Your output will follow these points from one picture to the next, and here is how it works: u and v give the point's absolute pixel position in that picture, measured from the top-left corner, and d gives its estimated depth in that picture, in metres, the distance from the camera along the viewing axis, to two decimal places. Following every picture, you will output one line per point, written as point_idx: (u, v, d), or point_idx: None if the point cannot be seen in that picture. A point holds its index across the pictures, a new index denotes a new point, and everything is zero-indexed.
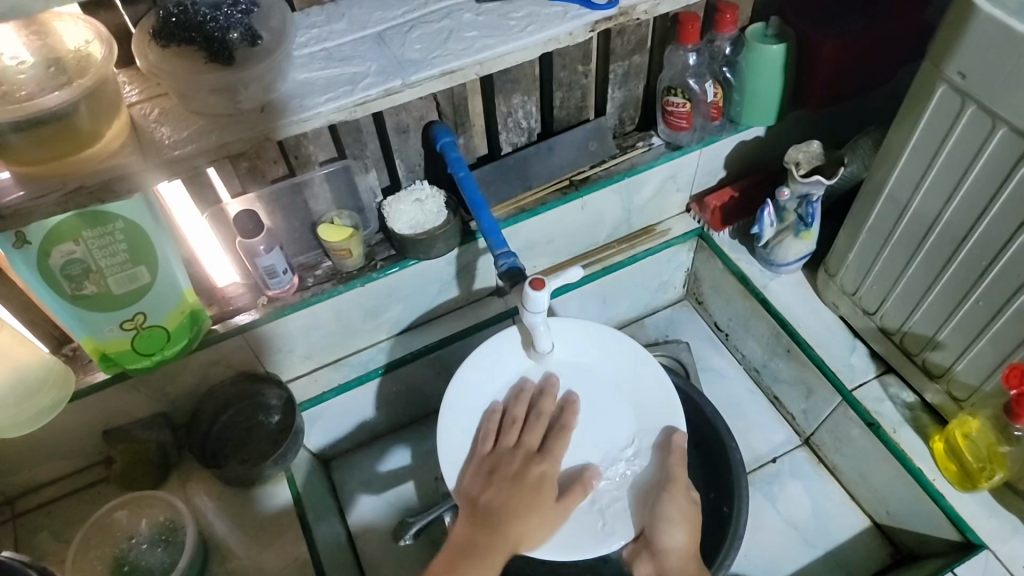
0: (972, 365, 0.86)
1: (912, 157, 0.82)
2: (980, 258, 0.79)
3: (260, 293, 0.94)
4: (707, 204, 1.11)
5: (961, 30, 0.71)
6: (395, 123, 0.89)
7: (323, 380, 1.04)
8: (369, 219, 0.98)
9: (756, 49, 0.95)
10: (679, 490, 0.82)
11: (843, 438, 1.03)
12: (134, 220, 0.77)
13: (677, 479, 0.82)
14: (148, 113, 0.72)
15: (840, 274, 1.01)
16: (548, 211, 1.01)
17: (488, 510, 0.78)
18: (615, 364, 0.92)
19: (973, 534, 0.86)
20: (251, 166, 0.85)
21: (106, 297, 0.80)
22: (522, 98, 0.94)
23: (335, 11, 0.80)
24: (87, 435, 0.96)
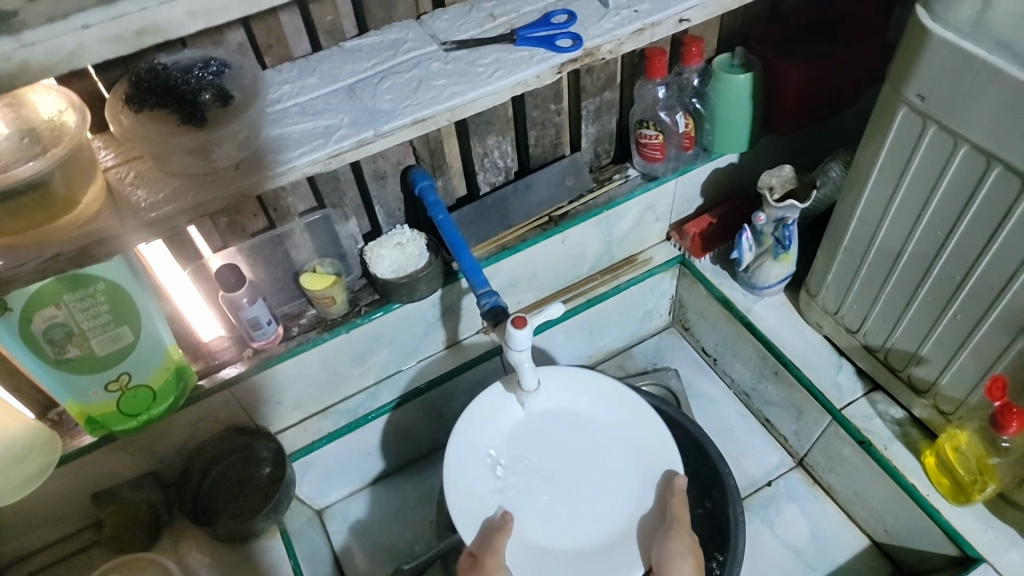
0: (956, 378, 0.86)
1: (881, 177, 0.84)
2: (953, 273, 0.80)
3: (246, 345, 0.94)
4: (686, 231, 1.13)
5: (918, 55, 0.73)
6: (372, 170, 0.90)
7: (312, 429, 1.04)
8: (352, 265, 0.98)
9: (724, 79, 0.97)
10: (684, 526, 0.81)
11: (836, 458, 1.02)
12: (115, 280, 0.77)
13: (681, 517, 0.82)
14: (124, 176, 0.73)
15: (821, 294, 1.01)
16: (528, 247, 1.02)
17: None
18: (612, 408, 0.93)
19: (970, 547, 0.86)
20: (230, 221, 0.86)
21: (90, 359, 0.79)
22: (496, 138, 0.95)
23: (306, 66, 0.82)
24: (75, 499, 0.95)
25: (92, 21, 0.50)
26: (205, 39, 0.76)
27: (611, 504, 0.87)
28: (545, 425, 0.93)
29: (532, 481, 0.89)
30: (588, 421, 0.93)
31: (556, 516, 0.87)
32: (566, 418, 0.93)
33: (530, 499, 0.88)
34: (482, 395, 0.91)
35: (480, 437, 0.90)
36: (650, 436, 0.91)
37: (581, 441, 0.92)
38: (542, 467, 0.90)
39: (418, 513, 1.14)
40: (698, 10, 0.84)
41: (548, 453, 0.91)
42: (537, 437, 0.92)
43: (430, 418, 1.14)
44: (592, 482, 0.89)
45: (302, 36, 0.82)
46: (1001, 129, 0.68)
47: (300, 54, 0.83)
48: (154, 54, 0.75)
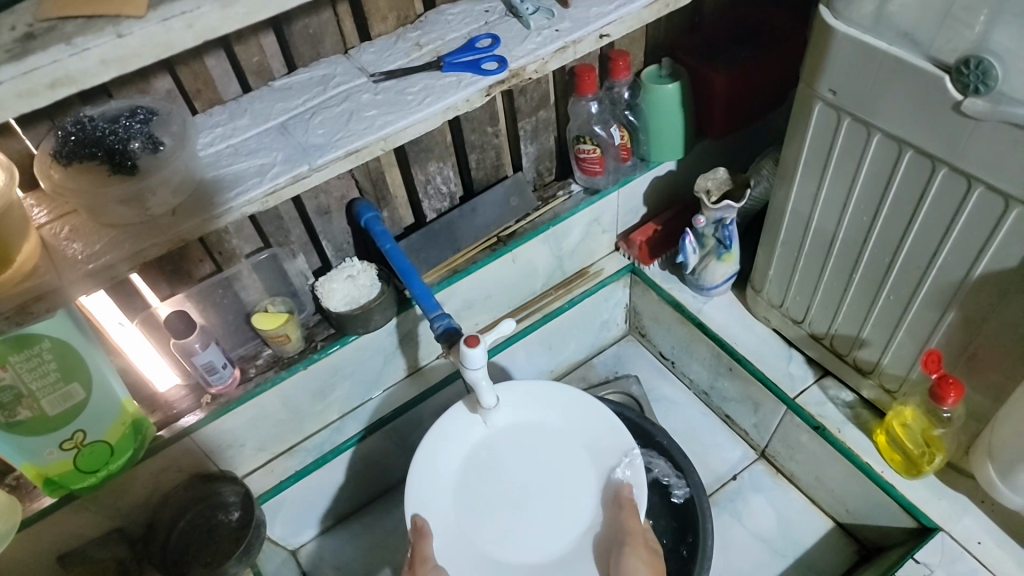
0: (897, 357, 0.89)
1: (806, 170, 0.87)
2: (882, 257, 0.84)
3: (203, 392, 0.94)
4: (633, 241, 1.15)
5: (824, 51, 0.76)
6: (315, 206, 0.91)
7: (279, 469, 1.04)
8: (304, 301, 0.99)
9: (653, 90, 1.00)
10: (636, 539, 0.82)
11: (795, 445, 1.05)
12: (61, 336, 0.77)
13: (632, 532, 0.83)
14: (58, 232, 0.73)
15: (766, 288, 1.04)
16: (479, 268, 1.03)
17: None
18: (580, 420, 0.94)
19: (926, 518, 0.89)
20: (176, 268, 0.87)
21: (41, 420, 0.79)
22: (437, 164, 0.97)
23: (237, 108, 0.84)
24: (40, 565, 0.93)
25: (4, 77, 0.51)
26: (131, 88, 0.78)
27: (571, 514, 0.89)
28: (501, 444, 0.94)
29: (491, 502, 0.91)
30: (544, 434, 0.94)
31: (521, 533, 0.89)
32: (523, 435, 0.94)
33: (491, 502, 0.91)
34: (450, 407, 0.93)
35: (434, 468, 0.91)
36: (607, 444, 0.92)
37: (546, 457, 0.93)
38: (500, 476, 0.92)
39: (394, 542, 1.14)
40: (616, 25, 0.87)
41: (505, 473, 0.93)
42: (493, 457, 0.93)
43: (397, 446, 1.14)
44: (552, 493, 0.91)
45: (231, 79, 0.84)
46: (906, 115, 0.72)
47: (231, 97, 0.85)
48: (78, 105, 0.76)
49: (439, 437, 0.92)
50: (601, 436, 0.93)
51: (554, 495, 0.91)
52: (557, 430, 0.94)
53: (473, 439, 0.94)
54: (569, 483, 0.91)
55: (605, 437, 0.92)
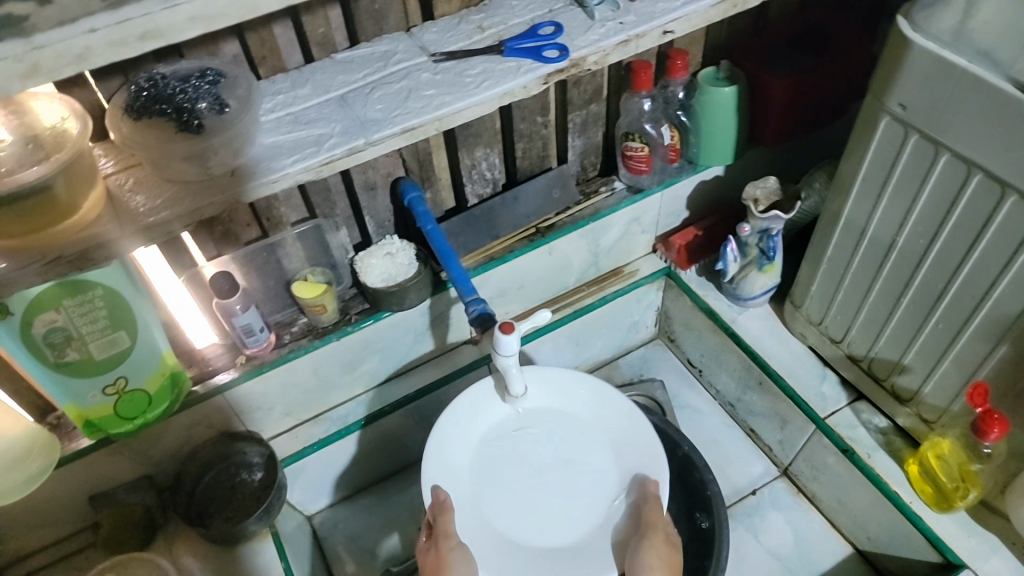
0: (938, 387, 0.87)
1: (863, 185, 0.85)
2: (935, 282, 0.82)
3: (239, 352, 0.97)
4: (672, 243, 1.15)
5: (897, 64, 0.75)
6: (363, 181, 0.93)
7: (304, 436, 1.06)
8: (342, 274, 1.01)
9: (709, 92, 0.99)
10: (657, 533, 0.82)
11: (820, 466, 1.03)
12: (114, 286, 0.80)
13: (653, 524, 0.83)
14: (123, 183, 0.76)
15: (806, 305, 1.03)
16: (516, 257, 1.04)
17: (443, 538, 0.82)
18: (608, 413, 0.95)
19: (953, 554, 0.86)
20: (224, 230, 0.89)
21: (88, 363, 0.82)
22: (485, 150, 0.98)
23: (299, 77, 0.86)
24: (72, 502, 0.97)
25: (97, 25, 0.50)
26: (200, 50, 0.80)
27: (587, 505, 0.89)
28: (524, 428, 0.95)
29: (507, 486, 0.91)
30: (567, 425, 0.95)
31: (532, 519, 0.89)
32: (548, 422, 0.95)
33: (506, 485, 0.91)
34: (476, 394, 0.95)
35: (455, 441, 0.92)
36: (632, 441, 0.92)
37: (568, 448, 0.93)
38: (520, 460, 0.93)
39: (408, 520, 1.16)
40: (682, 22, 0.87)
41: (522, 456, 0.93)
42: (515, 440, 0.94)
43: (419, 425, 1.16)
44: (570, 482, 0.91)
45: (295, 49, 0.86)
46: (977, 135, 0.70)
47: (293, 66, 0.87)
48: (151, 63, 0.79)
49: (463, 408, 0.94)
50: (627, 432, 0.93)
51: (571, 485, 0.91)
52: (580, 422, 0.95)
53: (493, 421, 0.95)
54: (590, 473, 0.91)
55: (629, 435, 0.93)
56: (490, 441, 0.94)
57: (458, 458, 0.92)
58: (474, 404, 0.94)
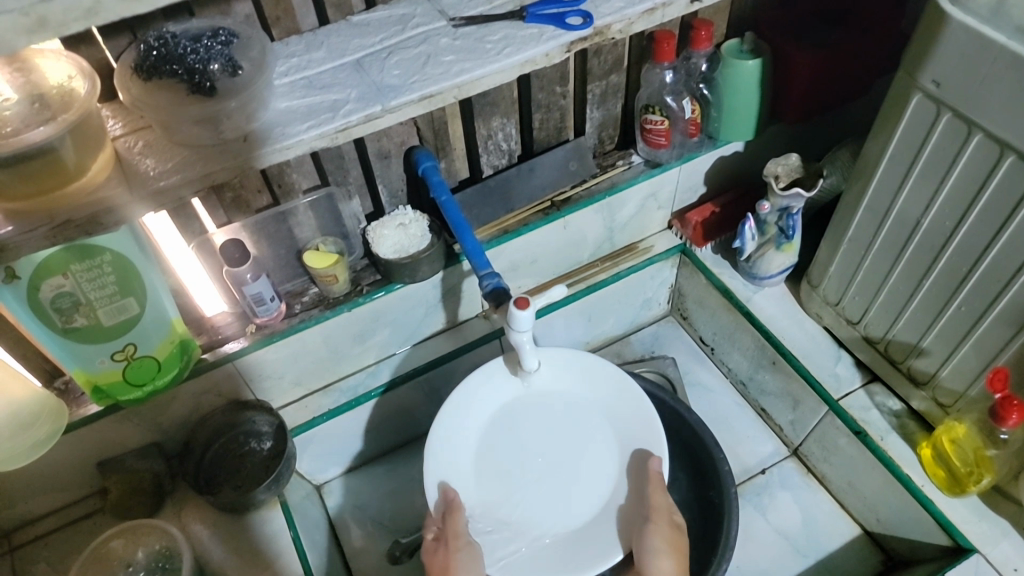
0: (957, 371, 0.86)
1: (890, 165, 0.83)
2: (960, 265, 0.80)
3: (248, 321, 0.96)
4: (688, 220, 1.13)
5: (934, 40, 0.72)
6: (377, 149, 0.91)
7: (313, 406, 1.05)
8: (354, 245, 0.99)
9: (732, 64, 0.96)
10: (659, 516, 0.82)
11: (831, 447, 1.03)
12: (122, 251, 0.78)
13: (656, 507, 0.82)
14: (132, 145, 0.74)
15: (823, 285, 1.01)
16: (530, 231, 1.02)
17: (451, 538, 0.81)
18: (614, 393, 0.94)
19: (963, 538, 0.86)
20: (234, 196, 0.87)
21: (97, 328, 0.81)
22: (501, 120, 0.96)
23: (314, 40, 0.83)
24: (81, 468, 0.96)
25: None
26: (212, 9, 0.77)
27: (591, 487, 0.90)
28: (528, 411, 0.94)
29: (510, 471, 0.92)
30: (572, 407, 0.95)
31: (531, 503, 0.90)
32: (552, 404, 0.95)
33: (508, 467, 0.92)
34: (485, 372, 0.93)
35: (460, 429, 0.92)
36: (636, 420, 0.92)
37: (572, 431, 0.93)
38: (523, 442, 0.93)
39: (416, 491, 1.16)
40: None
41: (527, 437, 0.93)
42: (519, 423, 0.94)
43: (429, 398, 1.15)
44: (572, 467, 0.92)
45: (310, 10, 0.83)
46: (1014, 115, 0.67)
47: (307, 28, 0.84)
48: (161, 21, 0.76)
49: (470, 390, 0.92)
50: (628, 413, 0.93)
51: (572, 471, 0.92)
52: (585, 405, 0.94)
53: (500, 400, 0.94)
54: (591, 458, 0.92)
55: (632, 419, 0.92)
56: (495, 422, 0.94)
57: (463, 437, 0.92)
58: (480, 380, 0.93)
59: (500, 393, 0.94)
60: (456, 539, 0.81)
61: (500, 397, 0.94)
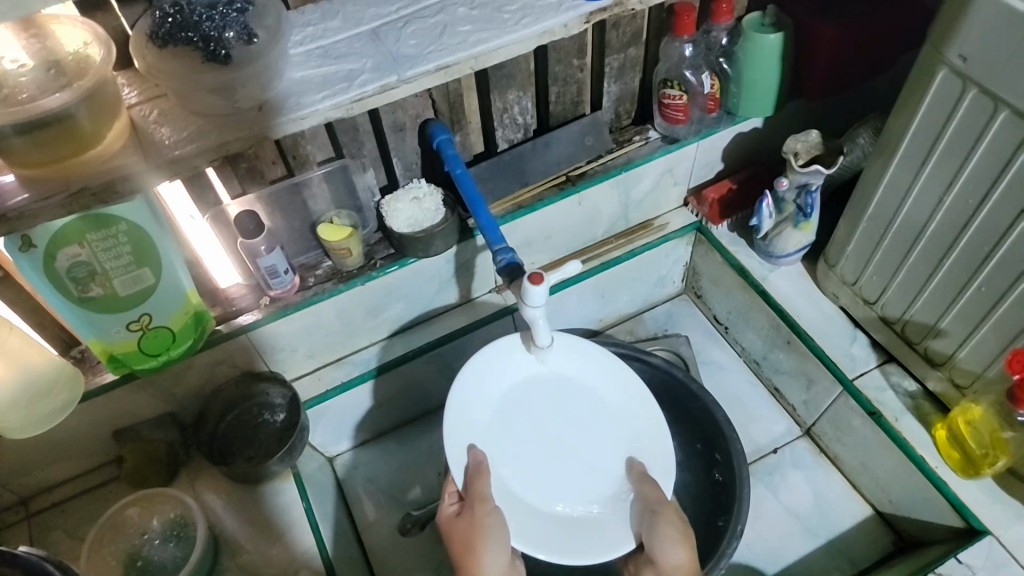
0: (975, 352, 0.85)
1: (913, 142, 0.82)
2: (981, 244, 0.79)
3: (262, 293, 0.96)
4: (705, 197, 1.11)
5: (961, 12, 0.70)
6: (391, 121, 0.90)
7: (326, 378, 1.06)
8: (368, 218, 0.99)
9: (753, 38, 0.94)
10: (665, 509, 0.84)
11: (845, 427, 1.02)
12: (136, 222, 0.78)
13: (660, 502, 0.85)
14: (147, 114, 0.74)
15: (840, 264, 1.00)
16: (545, 206, 1.01)
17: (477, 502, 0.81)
18: (621, 386, 0.95)
19: (976, 520, 0.86)
20: (249, 166, 0.87)
21: (112, 298, 0.81)
22: (518, 93, 0.94)
23: (329, 9, 0.82)
24: (97, 436, 0.97)
25: None
26: None
27: (594, 480, 0.91)
28: (537, 396, 0.94)
29: (518, 457, 0.92)
30: (581, 396, 0.95)
31: (536, 492, 0.90)
32: (561, 390, 0.95)
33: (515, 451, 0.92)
34: (494, 348, 0.92)
35: (472, 405, 0.90)
36: (643, 414, 0.94)
37: (579, 422, 0.94)
38: (530, 427, 0.93)
39: (428, 464, 1.17)
40: None
41: (535, 423, 0.93)
42: (531, 406, 0.94)
43: (442, 373, 1.16)
44: (578, 459, 0.93)
45: None
46: None
47: None
48: None
49: (482, 367, 0.91)
50: (636, 409, 0.94)
51: (577, 462, 0.93)
52: (593, 396, 0.95)
53: (509, 380, 0.93)
54: (597, 451, 0.93)
55: (640, 415, 0.94)
56: (504, 403, 0.93)
57: (474, 413, 0.90)
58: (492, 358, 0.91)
59: (509, 374, 0.93)
60: (477, 509, 0.80)
61: (509, 378, 0.93)
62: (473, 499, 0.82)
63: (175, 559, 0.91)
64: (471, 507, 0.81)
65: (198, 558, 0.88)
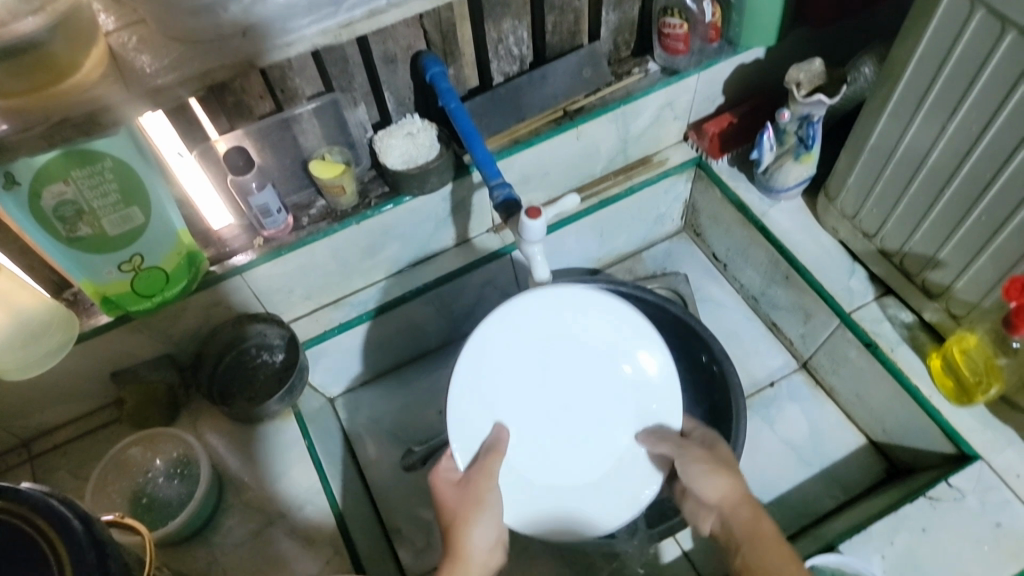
0: (972, 281, 0.85)
1: (918, 69, 0.79)
2: (984, 171, 0.78)
3: (255, 234, 0.94)
4: (705, 130, 1.10)
5: None
6: (382, 52, 0.87)
7: (324, 320, 1.05)
8: (361, 155, 0.97)
9: None
10: (688, 449, 0.83)
11: (841, 359, 1.03)
12: (123, 158, 0.75)
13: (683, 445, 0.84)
14: (126, 41, 0.71)
15: (840, 197, 0.99)
16: (542, 142, 0.98)
17: (472, 484, 0.79)
18: (637, 344, 0.88)
19: (967, 445, 0.88)
20: (237, 101, 0.85)
21: (102, 238, 0.79)
22: (512, 23, 0.91)
23: None
24: (95, 378, 0.97)
25: None
26: None
27: (606, 440, 0.89)
28: (547, 357, 0.87)
29: (526, 422, 0.87)
30: (593, 357, 0.88)
31: (546, 454, 0.88)
32: (572, 352, 0.87)
33: (523, 417, 0.87)
34: (504, 316, 0.84)
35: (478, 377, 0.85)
36: (660, 371, 0.88)
37: (591, 382, 0.88)
38: (539, 390, 0.87)
39: (428, 403, 1.18)
40: None
41: (543, 386, 0.87)
42: (540, 371, 0.87)
43: (440, 314, 1.15)
44: (588, 416, 0.89)
45: None
46: None
47: None
48: None
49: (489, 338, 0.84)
50: (653, 366, 0.88)
51: (588, 420, 0.89)
52: (607, 356, 0.88)
53: (519, 345, 0.86)
54: (607, 411, 0.89)
55: (657, 374, 0.88)
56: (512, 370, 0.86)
57: (480, 384, 0.85)
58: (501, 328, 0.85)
59: (518, 338, 0.86)
60: (475, 490, 0.78)
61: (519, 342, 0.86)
62: (471, 482, 0.79)
63: (180, 496, 0.92)
64: (467, 488, 0.79)
65: (203, 495, 0.90)
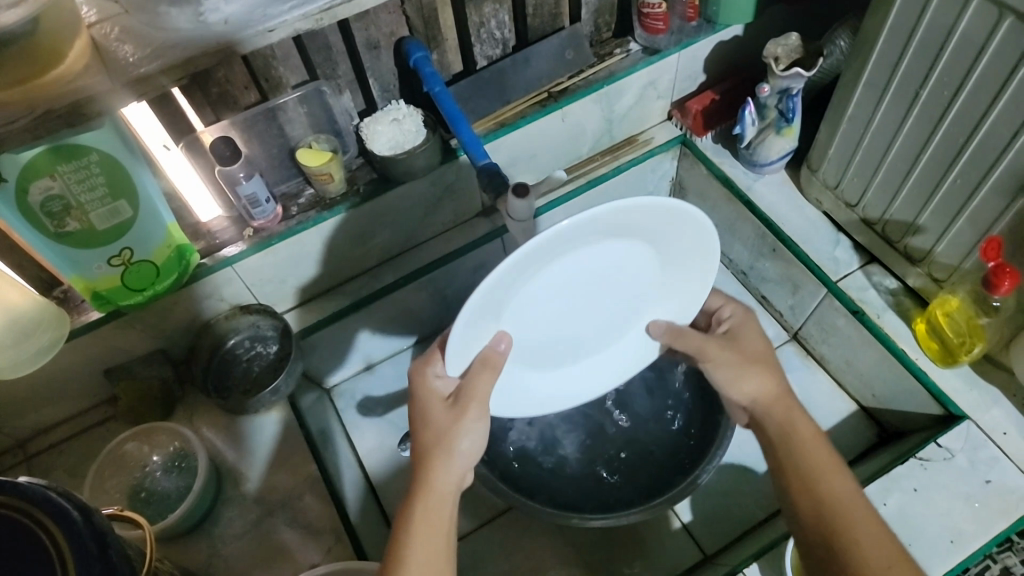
0: (952, 245, 0.87)
1: (890, 38, 0.81)
2: (957, 135, 0.79)
3: (245, 225, 0.94)
4: (688, 109, 1.10)
5: None
6: (365, 39, 0.87)
7: (319, 310, 1.06)
8: (348, 142, 0.96)
9: None
10: (711, 353, 0.83)
11: (830, 328, 1.05)
12: (108, 151, 0.75)
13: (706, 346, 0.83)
14: (109, 32, 0.68)
15: (822, 168, 1.01)
16: (528, 124, 0.99)
17: (466, 403, 0.72)
18: (681, 249, 0.78)
19: (955, 406, 0.90)
20: (220, 92, 0.85)
21: (90, 233, 0.79)
22: (493, 6, 0.92)
23: None
24: (88, 376, 0.97)
25: None
26: None
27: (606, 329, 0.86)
28: (581, 263, 0.73)
29: (537, 322, 0.78)
30: (632, 261, 0.77)
31: (545, 343, 0.82)
32: (611, 257, 0.75)
33: (537, 316, 0.77)
34: (549, 241, 0.64)
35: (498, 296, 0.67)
36: (689, 271, 0.81)
37: (619, 282, 0.79)
38: (563, 292, 0.76)
39: None
40: None
41: (571, 288, 0.76)
42: (570, 278, 0.74)
43: (433, 300, 1.16)
44: (600, 311, 0.83)
45: None
46: None
47: None
48: None
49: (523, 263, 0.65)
50: (685, 266, 0.81)
51: (599, 313, 0.83)
52: (645, 260, 0.78)
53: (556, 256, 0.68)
54: (619, 305, 0.83)
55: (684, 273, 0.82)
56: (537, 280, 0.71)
57: (496, 302, 0.68)
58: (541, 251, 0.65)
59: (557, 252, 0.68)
60: (467, 411, 0.72)
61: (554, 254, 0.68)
62: (464, 400, 0.72)
63: (178, 488, 0.92)
64: (460, 404, 0.73)
65: (202, 487, 0.90)
